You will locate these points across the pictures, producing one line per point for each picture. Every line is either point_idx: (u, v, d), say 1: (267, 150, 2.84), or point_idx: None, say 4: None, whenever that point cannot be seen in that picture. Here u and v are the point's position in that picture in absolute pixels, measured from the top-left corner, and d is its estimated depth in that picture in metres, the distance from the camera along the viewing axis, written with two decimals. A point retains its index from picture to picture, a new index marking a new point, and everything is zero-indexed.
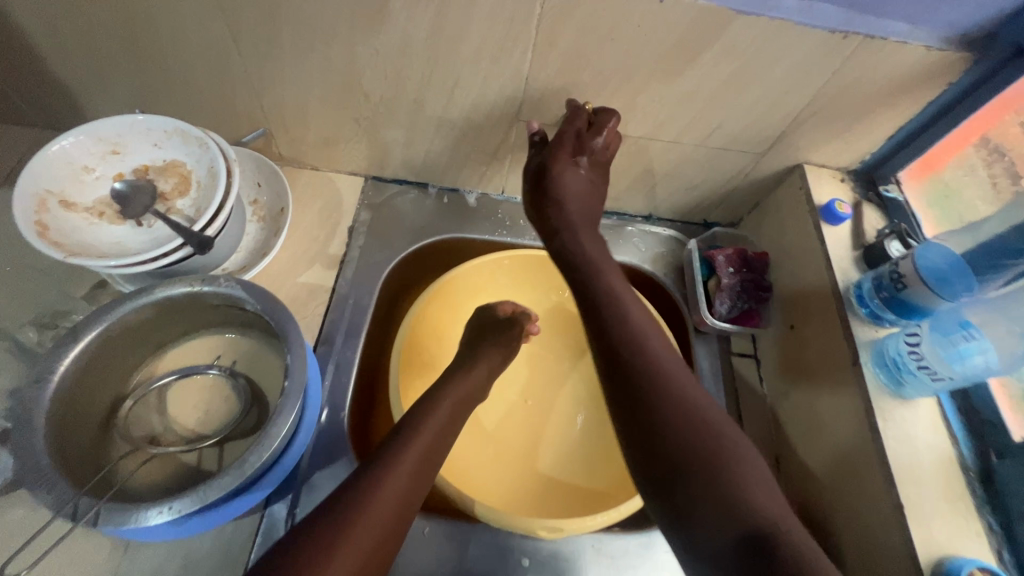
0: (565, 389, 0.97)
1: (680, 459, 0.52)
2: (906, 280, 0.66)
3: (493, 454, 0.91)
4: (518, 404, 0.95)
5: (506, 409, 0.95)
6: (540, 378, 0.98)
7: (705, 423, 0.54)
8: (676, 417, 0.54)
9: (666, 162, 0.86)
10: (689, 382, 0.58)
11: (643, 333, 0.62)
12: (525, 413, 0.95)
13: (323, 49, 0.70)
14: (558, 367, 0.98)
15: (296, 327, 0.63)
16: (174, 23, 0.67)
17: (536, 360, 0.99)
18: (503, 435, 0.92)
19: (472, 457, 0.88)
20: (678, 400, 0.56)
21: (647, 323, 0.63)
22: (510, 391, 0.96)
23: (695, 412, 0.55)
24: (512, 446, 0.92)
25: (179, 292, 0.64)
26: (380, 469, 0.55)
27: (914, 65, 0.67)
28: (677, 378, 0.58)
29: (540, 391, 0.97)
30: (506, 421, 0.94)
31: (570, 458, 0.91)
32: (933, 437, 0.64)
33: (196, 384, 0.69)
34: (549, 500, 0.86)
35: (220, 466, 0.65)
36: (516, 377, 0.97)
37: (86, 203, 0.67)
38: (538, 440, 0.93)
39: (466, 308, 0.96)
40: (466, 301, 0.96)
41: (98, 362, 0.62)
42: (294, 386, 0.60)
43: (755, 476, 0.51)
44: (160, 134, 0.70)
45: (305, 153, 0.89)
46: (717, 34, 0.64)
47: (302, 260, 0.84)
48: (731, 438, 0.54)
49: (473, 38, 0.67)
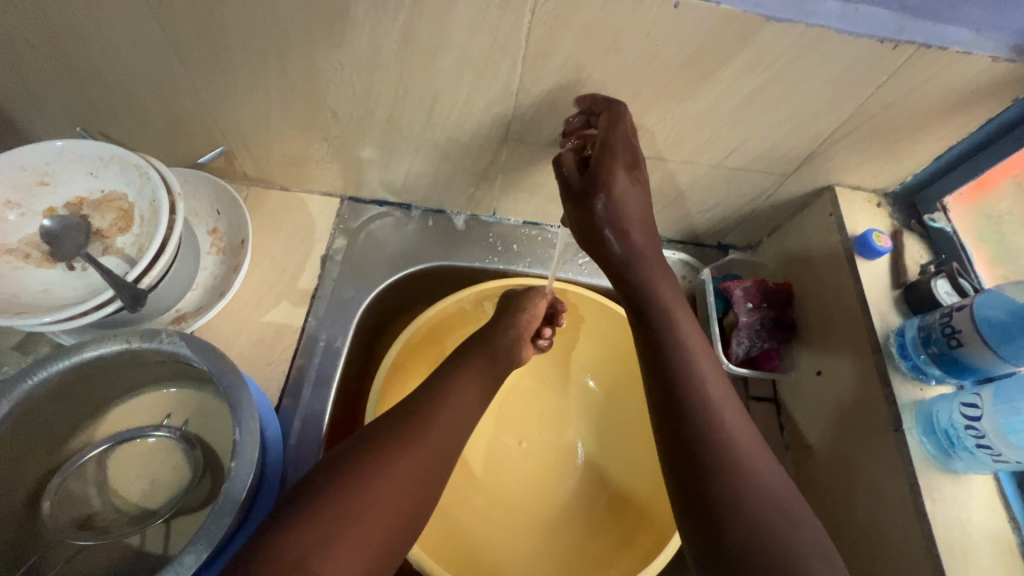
0: (564, 429, 0.88)
1: (743, 544, 0.45)
2: (961, 336, 0.57)
3: (483, 504, 0.82)
4: (513, 446, 0.86)
5: (500, 452, 0.86)
6: (537, 416, 0.89)
7: (767, 498, 0.47)
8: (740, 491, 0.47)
9: (677, 184, 0.76)
10: (751, 440, 0.51)
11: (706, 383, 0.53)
12: (520, 457, 0.86)
13: (279, 63, 0.60)
14: (557, 405, 0.89)
15: (247, 393, 0.54)
16: (103, 33, 0.57)
17: (530, 395, 0.90)
18: (494, 482, 0.84)
19: (459, 509, 0.79)
20: (743, 473, 0.48)
21: (711, 374, 0.54)
22: (504, 433, 0.87)
23: (758, 483, 0.48)
24: (505, 495, 0.83)
25: (113, 350, 0.56)
26: (376, 466, 0.51)
27: (976, 78, 0.56)
28: (744, 444, 0.50)
29: (536, 432, 0.88)
30: (499, 465, 0.85)
31: (566, 510, 0.82)
32: (989, 519, 0.56)
33: (139, 449, 0.61)
34: (541, 559, 0.78)
35: (166, 549, 0.57)
36: (510, 415, 0.88)
37: (9, 243, 0.59)
38: (535, 489, 0.84)
39: (449, 340, 0.86)
40: (455, 332, 0.86)
41: (17, 435, 0.54)
42: (243, 467, 0.52)
43: (821, 565, 0.44)
44: (96, 161, 0.62)
45: (272, 173, 0.79)
46: (742, 45, 0.54)
47: (267, 296, 0.76)
48: (796, 517, 0.47)
49: (452, 49, 0.57)
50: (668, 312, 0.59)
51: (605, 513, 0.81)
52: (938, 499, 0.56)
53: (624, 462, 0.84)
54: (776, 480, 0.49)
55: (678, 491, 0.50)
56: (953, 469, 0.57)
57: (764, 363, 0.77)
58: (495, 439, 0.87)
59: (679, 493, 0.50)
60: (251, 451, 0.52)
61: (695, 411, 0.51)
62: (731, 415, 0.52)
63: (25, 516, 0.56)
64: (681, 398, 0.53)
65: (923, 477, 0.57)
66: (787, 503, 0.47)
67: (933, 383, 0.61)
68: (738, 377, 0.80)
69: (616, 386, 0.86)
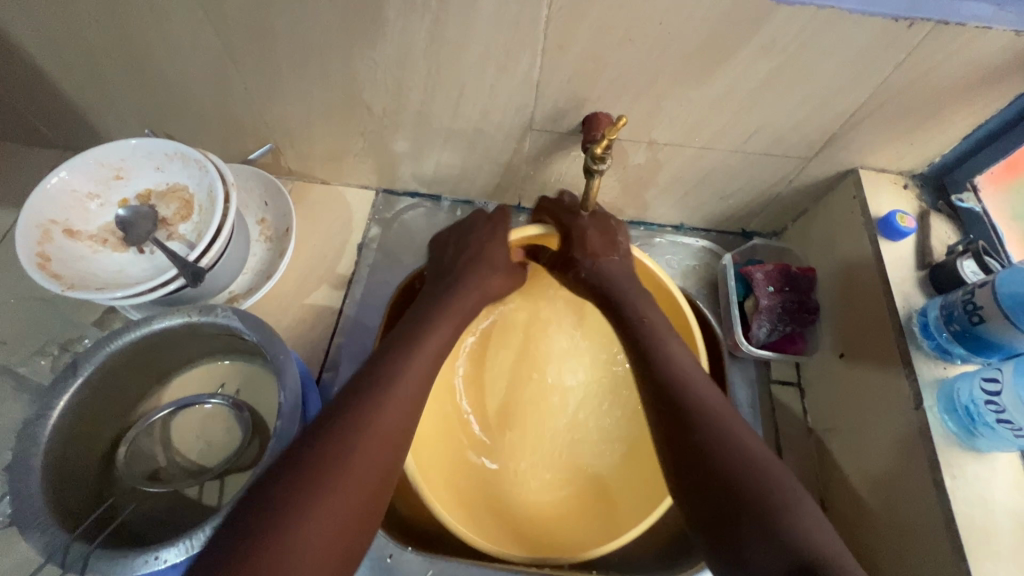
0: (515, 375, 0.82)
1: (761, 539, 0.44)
2: (983, 312, 0.57)
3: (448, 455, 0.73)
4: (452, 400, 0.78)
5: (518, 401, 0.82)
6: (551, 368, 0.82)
7: (721, 431, 0.50)
8: (758, 480, 0.46)
9: (697, 170, 0.77)
10: (709, 390, 0.55)
11: (717, 412, 0.52)
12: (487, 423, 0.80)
13: (320, 62, 0.65)
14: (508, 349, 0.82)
15: (290, 359, 0.60)
16: (171, 44, 0.64)
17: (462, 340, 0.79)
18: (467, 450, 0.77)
19: (432, 451, 0.69)
20: (697, 400, 0.53)
21: (711, 392, 0.55)
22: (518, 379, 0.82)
23: (709, 414, 0.52)
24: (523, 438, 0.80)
25: (175, 323, 0.62)
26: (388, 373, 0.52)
27: (999, 53, 0.56)
28: (776, 471, 0.48)
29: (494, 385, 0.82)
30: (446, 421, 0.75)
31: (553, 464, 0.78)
32: (1012, 500, 0.56)
33: (198, 413, 0.68)
34: (553, 517, 0.73)
35: (220, 501, 0.63)
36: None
37: (90, 230, 0.67)
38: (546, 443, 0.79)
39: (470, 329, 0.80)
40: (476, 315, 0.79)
41: (98, 395, 0.62)
42: (285, 426, 0.56)
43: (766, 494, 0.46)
44: (162, 157, 0.69)
45: (313, 167, 0.86)
46: (754, 29, 0.55)
47: (310, 280, 0.82)
48: (743, 454, 0.49)
49: (476, 45, 0.61)
50: (630, 302, 0.63)
51: (599, 458, 0.77)
52: (959, 477, 0.56)
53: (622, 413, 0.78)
54: (730, 417, 0.52)
55: (677, 460, 0.51)
56: (976, 448, 0.57)
57: (787, 348, 0.77)
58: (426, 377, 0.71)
59: (668, 444, 0.53)
60: (293, 411, 0.57)
61: (655, 362, 0.57)
62: (685, 362, 0.57)
63: (102, 462, 0.64)
64: (679, 410, 0.53)
65: (943, 454, 0.57)
66: (744, 445, 0.49)
67: (958, 362, 0.61)
68: (761, 361, 0.80)
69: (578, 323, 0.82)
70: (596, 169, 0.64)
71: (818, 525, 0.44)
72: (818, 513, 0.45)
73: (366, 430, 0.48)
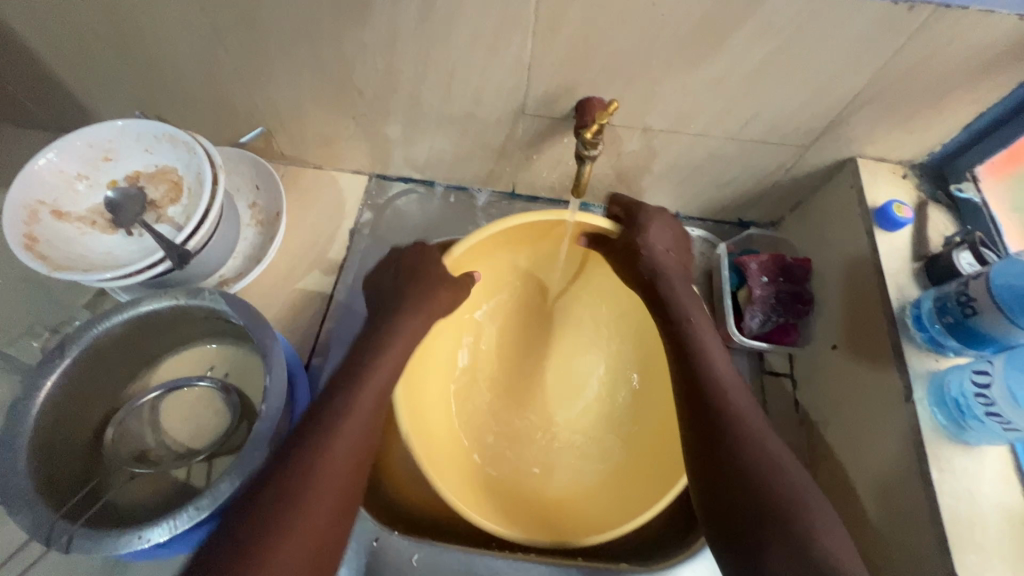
0: (515, 370, 0.83)
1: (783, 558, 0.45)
2: (977, 305, 0.56)
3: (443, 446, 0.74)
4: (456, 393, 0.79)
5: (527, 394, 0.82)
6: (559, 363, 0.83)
7: (755, 449, 0.51)
8: (787, 501, 0.47)
9: (692, 158, 0.76)
10: (748, 406, 0.55)
11: (753, 430, 0.53)
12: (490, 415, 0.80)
13: (309, 44, 0.65)
14: (503, 346, 0.83)
15: (277, 343, 0.60)
16: (157, 25, 0.64)
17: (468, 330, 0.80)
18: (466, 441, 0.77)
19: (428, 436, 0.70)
20: (734, 417, 0.54)
21: (750, 407, 0.55)
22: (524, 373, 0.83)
23: (745, 432, 0.52)
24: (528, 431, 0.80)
25: (163, 306, 0.62)
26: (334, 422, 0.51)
27: (1002, 37, 0.54)
28: (806, 492, 0.48)
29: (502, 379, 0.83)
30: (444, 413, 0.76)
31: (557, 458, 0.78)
32: (1000, 494, 0.55)
33: (188, 395, 0.68)
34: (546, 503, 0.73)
35: (208, 482, 0.64)
36: (429, 349, 0.72)
37: (79, 212, 0.67)
38: (551, 438, 0.79)
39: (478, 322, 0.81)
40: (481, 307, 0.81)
41: (86, 377, 0.62)
42: (271, 411, 0.56)
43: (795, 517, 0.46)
44: (150, 139, 0.68)
45: (306, 152, 0.85)
46: (748, 11, 0.54)
47: (301, 264, 0.82)
48: (776, 475, 0.49)
49: (465, 27, 0.60)
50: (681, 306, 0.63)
51: (604, 454, 0.77)
52: (947, 470, 0.56)
53: (628, 409, 0.78)
54: (766, 436, 0.53)
55: (708, 475, 0.52)
56: (966, 441, 0.56)
57: (780, 339, 0.76)
58: (426, 369, 0.71)
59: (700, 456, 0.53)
60: (278, 396, 0.57)
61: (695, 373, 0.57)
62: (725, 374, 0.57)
63: (90, 441, 0.64)
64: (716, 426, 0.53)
65: (931, 447, 0.56)
66: (777, 465, 0.50)
67: (950, 354, 0.60)
68: (755, 352, 0.80)
69: (584, 321, 0.82)
70: (586, 155, 0.63)
71: (843, 549, 0.45)
72: (843, 538, 0.46)
73: (309, 492, 0.47)
